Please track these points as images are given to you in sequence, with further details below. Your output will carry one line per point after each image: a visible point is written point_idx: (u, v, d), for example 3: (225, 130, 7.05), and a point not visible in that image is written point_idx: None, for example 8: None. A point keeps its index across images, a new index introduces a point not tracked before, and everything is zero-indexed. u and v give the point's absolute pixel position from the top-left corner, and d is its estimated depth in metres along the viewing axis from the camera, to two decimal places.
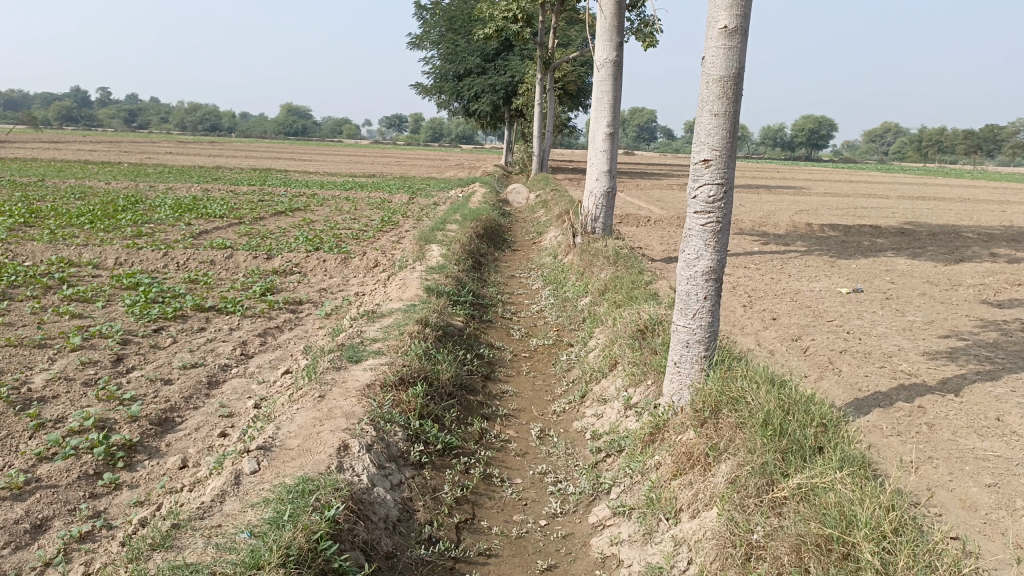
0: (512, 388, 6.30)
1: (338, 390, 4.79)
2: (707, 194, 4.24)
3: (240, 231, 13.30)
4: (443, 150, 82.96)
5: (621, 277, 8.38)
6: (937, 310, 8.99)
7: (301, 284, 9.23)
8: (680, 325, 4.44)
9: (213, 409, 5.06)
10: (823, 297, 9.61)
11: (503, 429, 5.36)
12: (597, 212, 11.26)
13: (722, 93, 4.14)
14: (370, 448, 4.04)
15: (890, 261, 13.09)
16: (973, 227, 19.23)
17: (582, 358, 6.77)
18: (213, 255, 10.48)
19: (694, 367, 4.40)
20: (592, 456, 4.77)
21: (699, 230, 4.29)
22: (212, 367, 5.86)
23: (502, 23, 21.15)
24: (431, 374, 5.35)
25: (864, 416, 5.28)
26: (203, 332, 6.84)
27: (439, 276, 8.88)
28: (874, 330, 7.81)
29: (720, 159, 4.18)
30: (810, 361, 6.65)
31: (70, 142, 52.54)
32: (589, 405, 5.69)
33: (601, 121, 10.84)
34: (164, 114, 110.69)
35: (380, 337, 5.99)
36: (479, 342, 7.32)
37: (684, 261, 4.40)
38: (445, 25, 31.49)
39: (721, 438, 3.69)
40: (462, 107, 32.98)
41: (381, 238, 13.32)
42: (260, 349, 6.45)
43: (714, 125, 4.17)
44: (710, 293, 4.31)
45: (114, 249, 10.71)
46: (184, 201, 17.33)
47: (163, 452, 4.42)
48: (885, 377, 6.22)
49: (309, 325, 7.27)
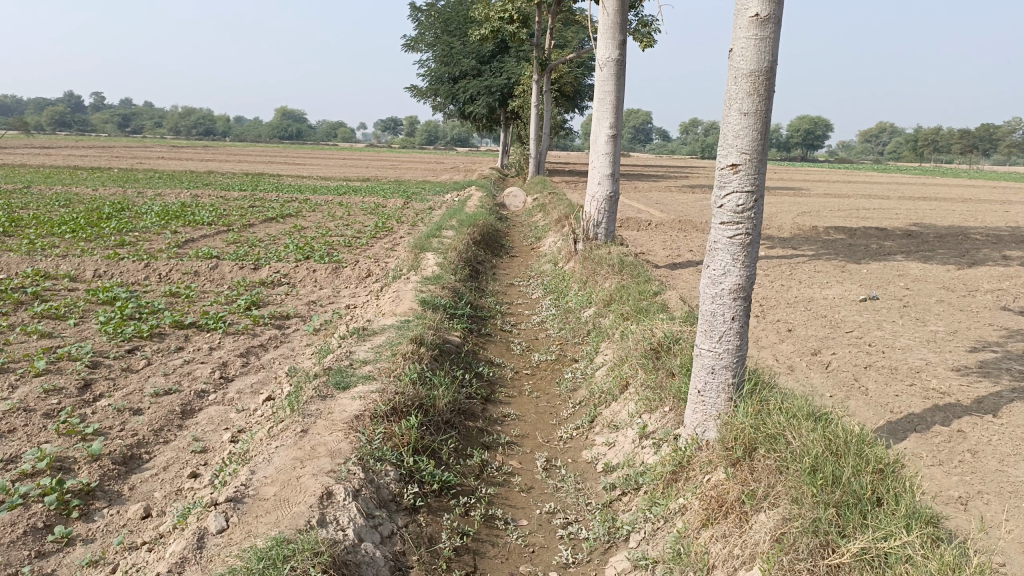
0: (514, 411, 5.81)
1: (322, 423, 4.30)
2: (735, 203, 3.77)
3: (228, 239, 12.83)
4: (439, 153, 82.58)
5: (628, 287, 7.90)
6: (959, 319, 8.54)
7: (289, 296, 8.76)
8: (703, 349, 3.97)
9: (185, 444, 4.59)
10: (838, 305, 9.14)
11: (506, 459, 4.89)
12: (600, 217, 10.78)
13: (752, 90, 3.68)
14: (357, 494, 3.57)
15: (902, 266, 12.64)
16: (981, 229, 18.80)
17: (589, 376, 6.30)
18: (198, 266, 10.02)
19: (720, 397, 3.92)
20: (606, 493, 4.31)
21: (726, 243, 3.82)
22: (187, 394, 5.38)
23: (498, 24, 20.69)
24: (427, 401, 4.88)
25: (901, 442, 4.80)
26: (180, 353, 6.35)
27: (435, 287, 8.40)
28: (897, 342, 7.35)
29: (750, 163, 3.73)
30: (834, 378, 6.17)
31: (61, 146, 52.04)
32: (598, 432, 5.20)
33: (603, 122, 10.38)
34: (157, 119, 110.38)
35: (370, 358, 5.50)
36: (478, 359, 6.86)
37: (708, 278, 3.94)
38: (439, 27, 31.04)
39: (759, 483, 3.23)
40: (457, 109, 32.53)
41: (375, 246, 12.86)
42: (242, 372, 5.96)
43: (743, 125, 3.72)
44: (738, 313, 3.84)
45: (95, 260, 10.24)
46: (172, 208, 16.85)
47: (126, 497, 3.94)
48: (917, 397, 5.74)
49: (297, 343, 6.79)
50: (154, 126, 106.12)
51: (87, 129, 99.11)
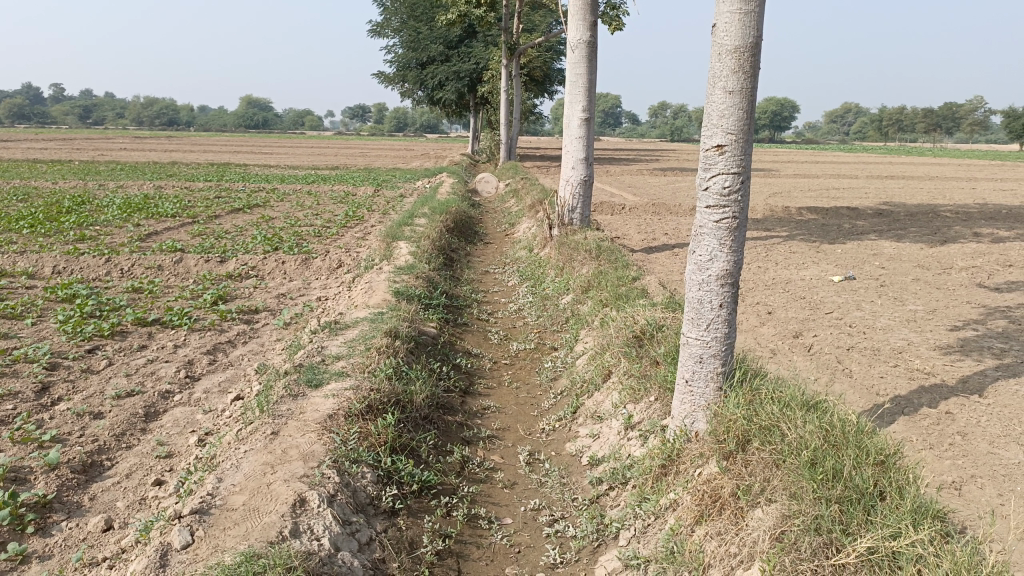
0: (494, 403, 5.64)
1: (294, 423, 4.09)
2: (721, 185, 3.62)
3: (193, 231, 12.46)
4: (409, 139, 81.83)
5: (606, 273, 7.75)
6: (936, 298, 8.52)
7: (258, 289, 8.49)
8: (691, 338, 3.82)
9: (149, 449, 4.35)
10: (816, 286, 9.08)
11: (488, 454, 4.73)
12: (574, 202, 10.61)
13: (737, 66, 3.52)
14: (333, 500, 3.38)
15: (876, 245, 12.66)
16: (950, 206, 18.95)
17: (569, 366, 6.15)
18: (161, 260, 9.69)
19: (708, 386, 3.79)
20: (593, 488, 4.16)
21: (712, 228, 3.67)
22: (150, 395, 5.13)
23: (465, 8, 20.37)
24: (404, 397, 4.69)
25: (889, 426, 4.71)
26: (144, 352, 6.08)
27: (408, 277, 8.18)
28: (877, 322, 7.29)
29: (735, 144, 3.57)
30: (818, 361, 6.08)
31: (18, 138, 50.68)
32: (582, 424, 5.05)
33: (576, 105, 10.19)
34: (118, 110, 108.00)
35: (343, 353, 5.29)
36: (455, 350, 6.67)
37: (694, 264, 3.79)
38: (406, 11, 30.54)
39: (754, 478, 3.11)
40: (425, 96, 32.13)
41: (346, 235, 12.59)
42: (209, 370, 5.72)
43: (728, 104, 3.56)
44: (726, 299, 3.70)
45: (53, 256, 9.86)
46: (134, 200, 16.38)
47: (85, 508, 3.70)
48: (902, 378, 5.66)
49: (266, 339, 6.54)
50: (116, 117, 103.90)
51: (46, 121, 96.82)
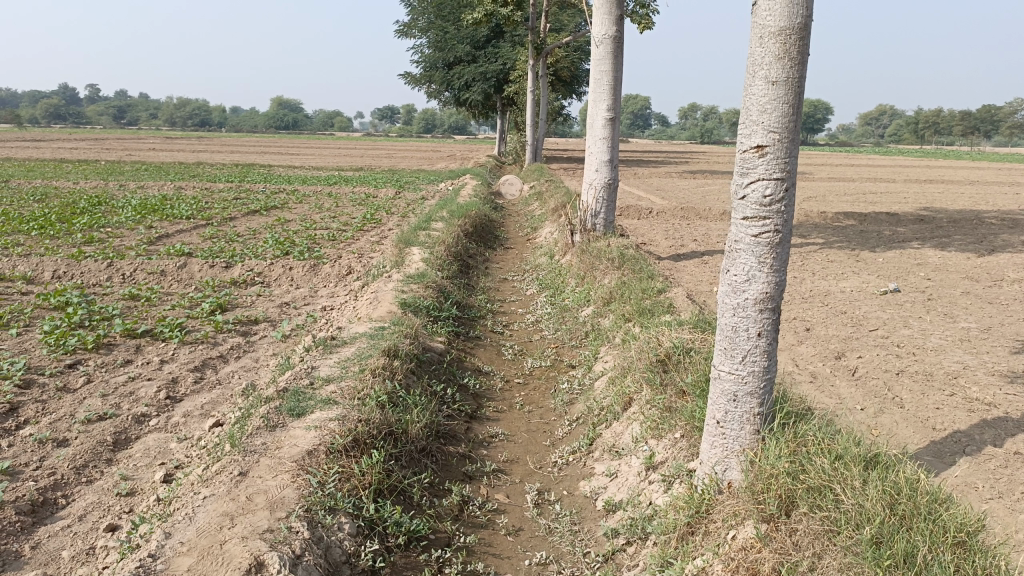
0: (503, 430, 5.10)
1: (267, 462, 3.62)
2: (761, 192, 3.06)
3: (206, 233, 12.12)
4: (436, 139, 81.58)
5: (630, 285, 7.18)
6: (990, 314, 7.83)
7: (261, 298, 8.05)
8: (723, 371, 3.26)
9: (110, 484, 3.90)
10: (857, 299, 8.43)
11: (491, 493, 4.19)
12: (598, 206, 10.00)
13: (781, 52, 2.96)
14: (298, 562, 2.89)
15: (919, 253, 11.91)
16: (996, 212, 18.03)
17: (587, 389, 5.61)
18: (165, 265, 9.31)
19: (743, 429, 3.23)
20: (608, 541, 3.62)
21: (749, 243, 3.11)
22: (124, 420, 4.68)
23: (491, 7, 19.87)
24: (398, 427, 4.20)
25: (950, 469, 4.08)
26: (127, 368, 5.64)
27: (418, 286, 7.67)
28: (928, 342, 6.65)
29: (779, 145, 3.01)
30: (863, 388, 5.46)
31: (54, 138, 51.42)
32: (599, 459, 4.49)
33: (600, 104, 9.65)
34: (152, 110, 109.27)
35: (335, 376, 4.80)
36: (463, 367, 6.15)
37: (727, 285, 3.23)
38: (433, 11, 30.08)
39: (803, 553, 2.58)
40: (451, 96, 31.71)
41: (361, 239, 12.17)
42: (194, 389, 5.27)
43: (772, 96, 2.99)
44: (765, 327, 3.14)
45: (56, 259, 9.51)
46: (150, 202, 16.09)
47: (24, 560, 3.24)
48: (961, 410, 5.02)
49: (261, 354, 6.07)
50: (149, 117, 105.13)
51: (81, 120, 98.30)
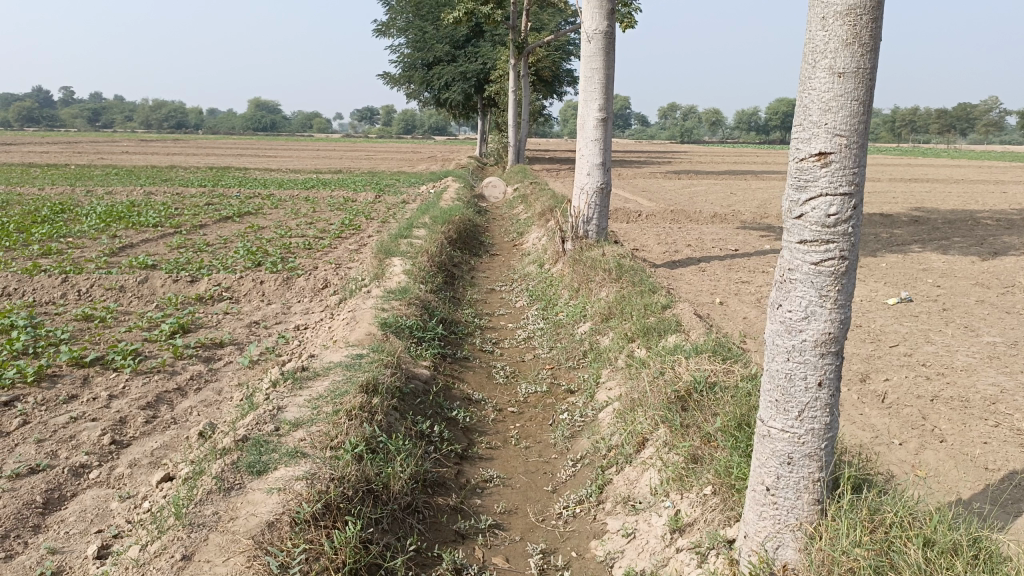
0: (498, 472, 4.49)
1: (220, 541, 3.01)
2: (824, 211, 2.48)
3: (172, 243, 11.37)
4: (415, 141, 80.74)
5: (630, 299, 6.58)
6: (1012, 325, 7.32)
7: (228, 316, 7.37)
8: (774, 428, 2.67)
9: (32, 562, 3.24)
10: (870, 311, 7.89)
11: (487, 557, 3.57)
12: (590, 212, 9.39)
13: (851, 35, 2.37)
14: None
15: (923, 257, 11.42)
16: (988, 212, 17.65)
17: (591, 422, 4.99)
18: (124, 280, 8.58)
19: (800, 498, 2.65)
20: None
21: (808, 272, 2.52)
22: (58, 473, 4.02)
23: (472, 6, 19.24)
24: (377, 483, 3.62)
25: (1019, 523, 3.50)
26: (69, 406, 4.96)
27: (399, 303, 7.03)
28: (956, 360, 6.10)
29: (847, 151, 2.44)
30: (899, 418, 4.89)
31: (28, 142, 50.37)
32: (610, 512, 3.89)
33: (592, 103, 9.06)
34: (127, 112, 107.63)
35: (304, 419, 4.17)
36: (450, 396, 5.52)
37: (779, 321, 2.64)
38: (412, 11, 29.40)
39: None
40: (431, 97, 31.01)
41: (338, 248, 11.51)
42: (145, 431, 4.61)
43: (838, 91, 2.41)
44: (828, 375, 2.55)
45: (7, 274, 8.76)
46: (117, 209, 15.29)
47: None
48: (1011, 444, 4.45)
49: (224, 385, 5.41)
50: (124, 120, 103.49)
51: (54, 122, 96.46)
